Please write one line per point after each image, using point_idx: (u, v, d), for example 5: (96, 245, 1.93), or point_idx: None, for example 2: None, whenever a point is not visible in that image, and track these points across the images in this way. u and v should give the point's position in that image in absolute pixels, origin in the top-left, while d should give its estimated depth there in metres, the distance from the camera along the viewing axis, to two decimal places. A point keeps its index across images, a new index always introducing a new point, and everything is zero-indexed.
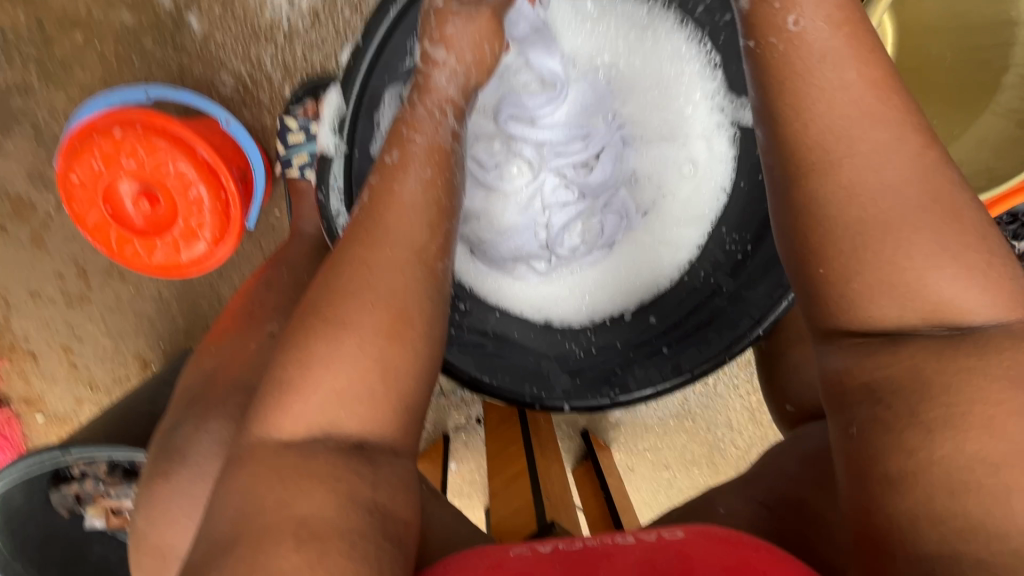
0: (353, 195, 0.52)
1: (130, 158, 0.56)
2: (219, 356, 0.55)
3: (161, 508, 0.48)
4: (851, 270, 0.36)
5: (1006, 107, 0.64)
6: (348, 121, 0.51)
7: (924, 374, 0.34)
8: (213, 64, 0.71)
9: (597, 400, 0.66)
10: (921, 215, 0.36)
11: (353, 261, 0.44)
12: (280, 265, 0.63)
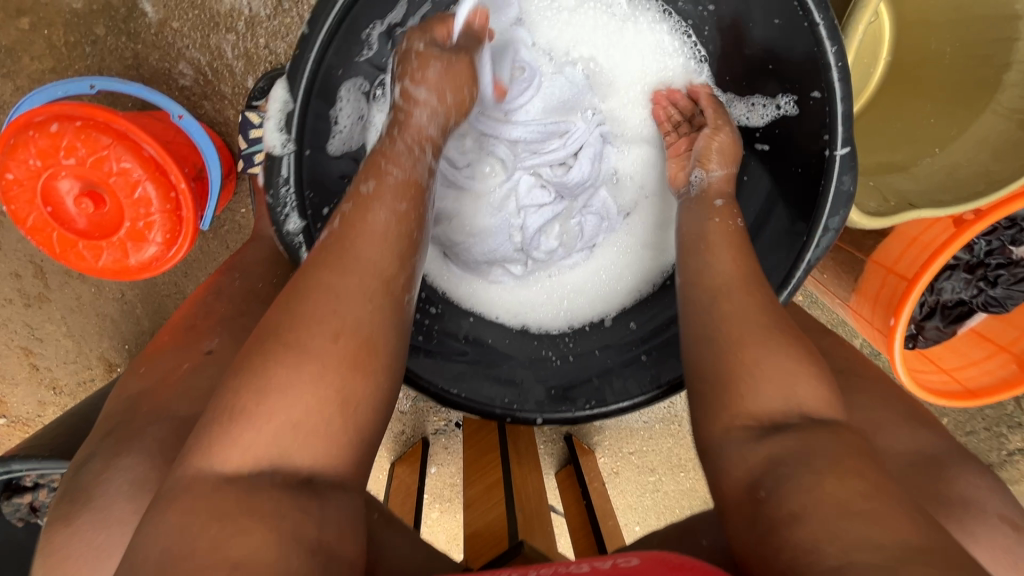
0: (306, 196, 0.48)
1: (69, 155, 0.52)
2: (151, 375, 0.52)
3: (73, 543, 0.44)
4: (737, 358, 0.45)
5: (1008, 107, 0.60)
6: (297, 116, 0.45)
7: (806, 440, 0.41)
8: (171, 53, 0.67)
9: (571, 412, 0.63)
10: (782, 330, 0.46)
11: (320, 287, 0.42)
12: (233, 272, 0.60)
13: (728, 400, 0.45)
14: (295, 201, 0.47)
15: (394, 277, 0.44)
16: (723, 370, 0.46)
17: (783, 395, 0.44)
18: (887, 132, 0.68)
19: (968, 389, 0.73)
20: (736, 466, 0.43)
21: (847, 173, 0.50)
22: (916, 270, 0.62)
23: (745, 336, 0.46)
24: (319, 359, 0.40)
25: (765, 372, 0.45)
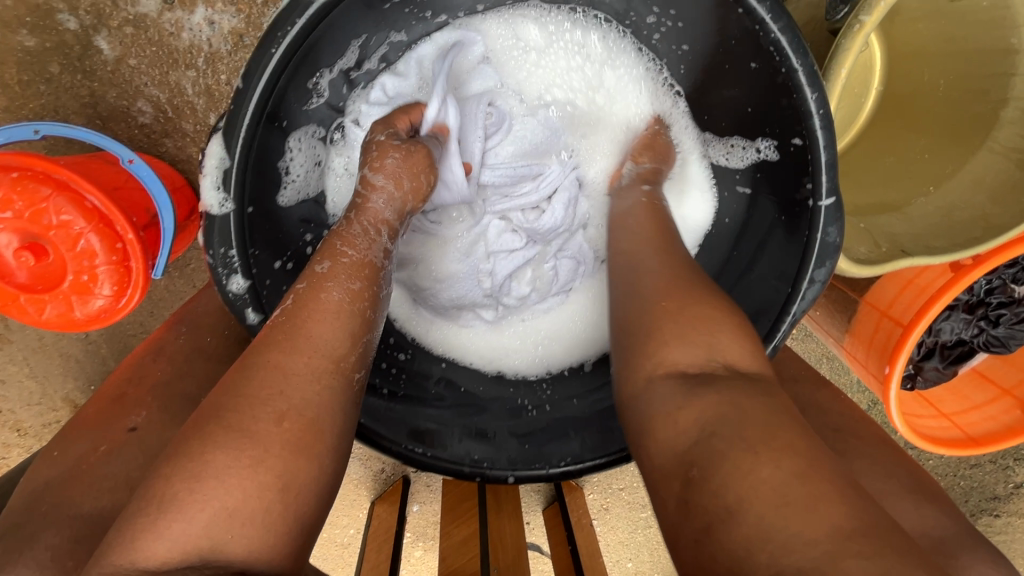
0: (249, 256, 0.44)
1: (4, 208, 0.49)
2: (69, 457, 0.49)
3: None
4: (665, 340, 0.41)
5: (1006, 145, 0.56)
6: (237, 174, 0.41)
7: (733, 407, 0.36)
8: (128, 90, 0.64)
9: (546, 469, 0.57)
10: (703, 302, 0.43)
11: (265, 363, 0.39)
12: (181, 324, 0.57)
13: (650, 350, 0.41)
14: (237, 260, 0.44)
15: (345, 358, 0.41)
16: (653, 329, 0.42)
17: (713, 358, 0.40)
18: (879, 167, 0.65)
19: (971, 435, 0.69)
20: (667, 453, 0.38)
21: (833, 224, 0.46)
22: (913, 317, 0.58)
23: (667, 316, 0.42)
24: (263, 438, 0.36)
25: (688, 333, 0.41)
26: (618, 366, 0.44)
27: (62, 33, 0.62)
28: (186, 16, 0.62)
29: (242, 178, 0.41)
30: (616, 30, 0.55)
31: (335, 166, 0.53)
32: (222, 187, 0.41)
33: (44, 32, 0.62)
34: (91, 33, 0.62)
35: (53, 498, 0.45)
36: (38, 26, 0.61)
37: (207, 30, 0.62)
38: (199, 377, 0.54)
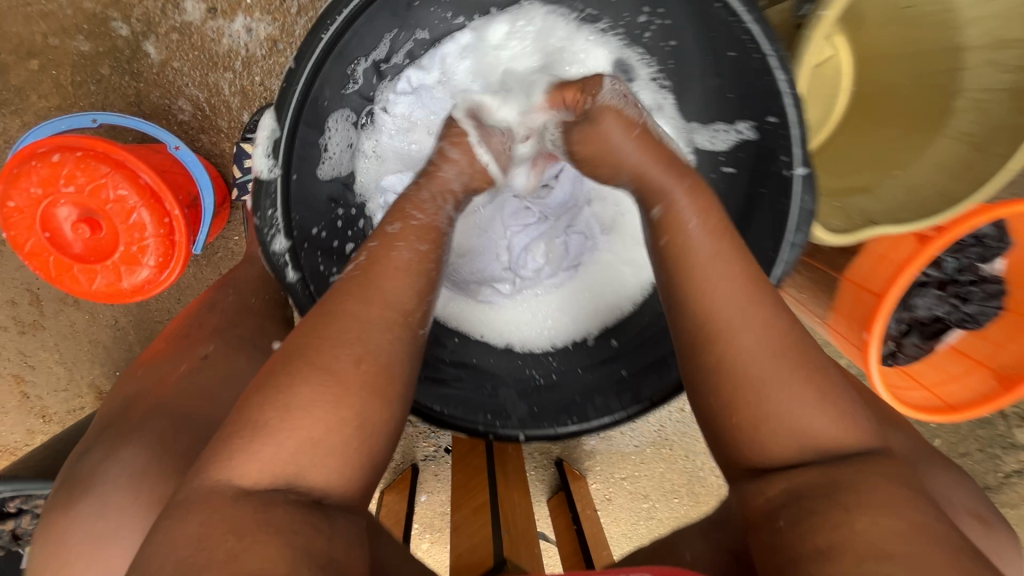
0: (292, 217, 0.50)
1: (68, 183, 0.55)
2: (141, 380, 0.53)
3: (60, 537, 0.45)
4: (757, 385, 0.44)
5: (961, 130, 0.63)
6: (284, 143, 0.47)
7: (830, 478, 0.42)
8: (171, 90, 0.71)
9: (554, 429, 0.63)
10: (786, 347, 0.45)
11: (340, 313, 0.44)
12: (226, 287, 0.61)
13: (746, 414, 0.44)
14: (281, 220, 0.50)
15: (411, 314, 0.46)
16: (734, 378, 0.45)
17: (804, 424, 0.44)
18: (851, 159, 0.72)
19: (950, 404, 0.74)
20: (756, 500, 0.45)
21: (808, 192, 0.52)
22: (884, 285, 0.64)
23: (734, 335, 0.45)
24: (342, 378, 0.41)
25: (784, 388, 0.44)
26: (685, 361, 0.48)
27: (115, 39, 0.69)
28: (226, 24, 0.69)
29: (289, 145, 0.48)
30: (609, 28, 0.61)
31: (366, 148, 0.61)
32: (272, 154, 0.47)
33: (99, 38, 0.69)
34: (141, 39, 0.69)
35: (121, 416, 0.51)
36: (94, 33, 0.68)
37: (245, 36, 0.69)
38: (254, 328, 0.58)
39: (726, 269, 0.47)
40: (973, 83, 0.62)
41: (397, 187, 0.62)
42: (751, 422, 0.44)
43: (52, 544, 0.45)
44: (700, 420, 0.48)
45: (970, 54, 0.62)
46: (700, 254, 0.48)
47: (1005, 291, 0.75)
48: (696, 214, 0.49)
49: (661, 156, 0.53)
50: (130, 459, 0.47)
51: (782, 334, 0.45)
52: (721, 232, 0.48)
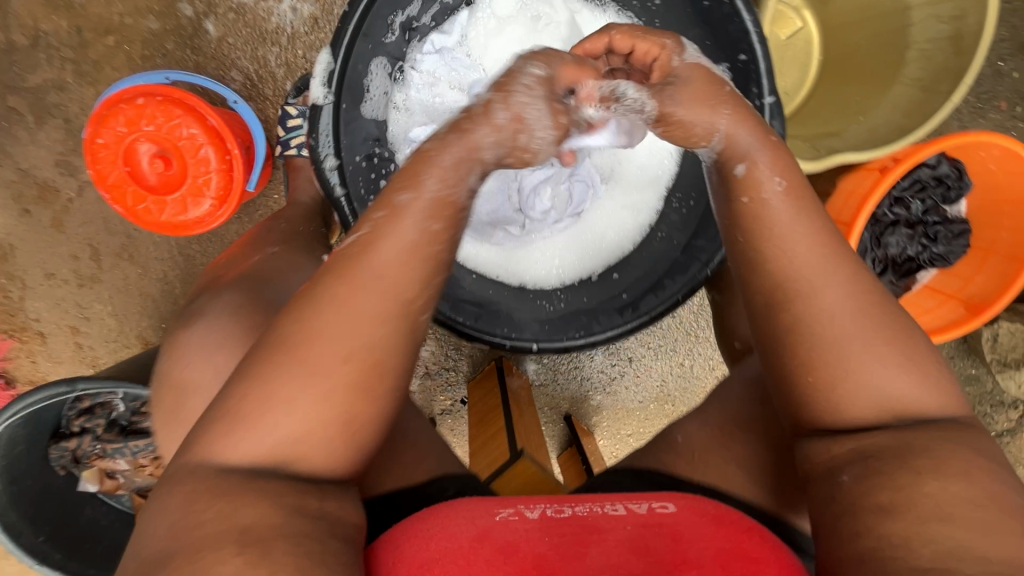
0: (340, 139, 0.62)
1: (149, 123, 0.65)
2: (221, 266, 0.65)
3: (182, 346, 0.56)
4: (839, 353, 0.46)
5: (912, 77, 0.72)
6: (337, 74, 0.60)
7: (903, 442, 0.44)
8: (226, 63, 0.82)
9: (564, 340, 0.74)
10: (874, 322, 0.46)
11: (334, 300, 0.44)
12: (278, 219, 0.72)
13: (829, 378, 0.46)
14: (331, 143, 0.62)
15: (413, 301, 0.45)
16: (817, 342, 0.47)
17: (883, 388, 0.46)
18: (822, 114, 0.81)
19: (926, 331, 0.81)
20: (820, 455, 0.47)
21: (778, 117, 0.61)
22: (853, 213, 0.72)
23: (825, 308, 0.47)
24: (332, 367, 0.43)
25: (873, 356, 0.46)
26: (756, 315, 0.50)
27: (180, 19, 0.80)
28: (276, 5, 0.80)
29: (340, 76, 0.60)
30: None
31: (397, 100, 0.70)
32: (327, 85, 0.60)
33: (167, 19, 0.80)
34: (202, 19, 0.80)
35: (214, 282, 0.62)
36: (163, 14, 0.80)
37: (291, 16, 0.81)
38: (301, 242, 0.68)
39: (804, 231, 0.48)
40: (920, 36, 0.73)
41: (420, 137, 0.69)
42: (832, 386, 0.46)
43: (174, 355, 0.56)
44: (775, 378, 0.50)
45: (915, 12, 0.73)
46: (775, 218, 0.48)
47: (967, 230, 0.82)
48: (774, 175, 0.49)
49: (751, 120, 0.52)
50: (230, 300, 0.58)
51: (863, 306, 0.47)
52: (801, 198, 0.49)
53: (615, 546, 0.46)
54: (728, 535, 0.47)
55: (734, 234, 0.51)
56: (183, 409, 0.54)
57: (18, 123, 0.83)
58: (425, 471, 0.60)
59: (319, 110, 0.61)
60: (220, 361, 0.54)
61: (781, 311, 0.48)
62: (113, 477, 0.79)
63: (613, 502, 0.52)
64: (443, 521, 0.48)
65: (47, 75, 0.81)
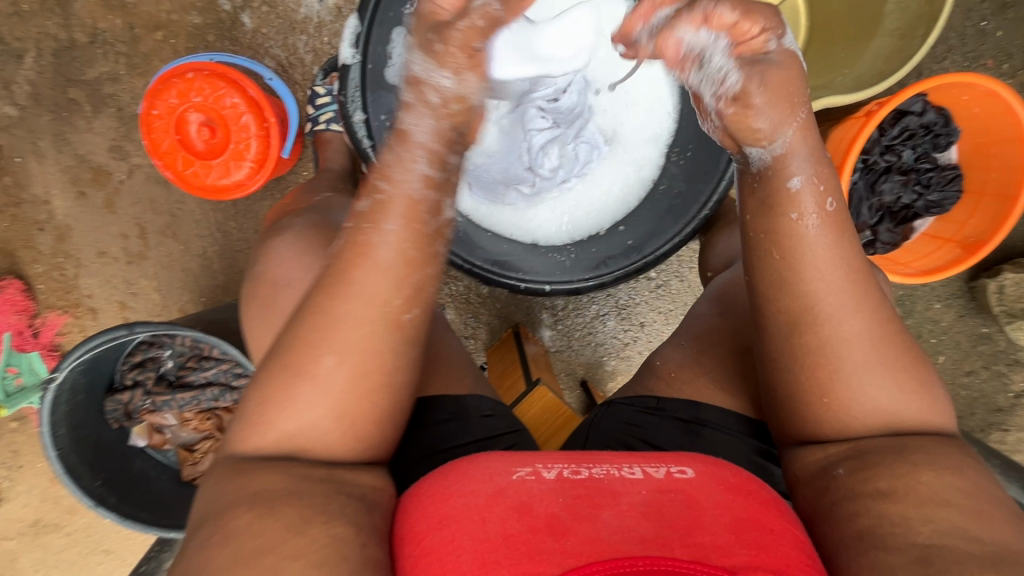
0: (365, 95, 0.69)
1: (198, 94, 0.73)
2: (291, 202, 0.74)
3: (268, 249, 0.65)
4: (849, 366, 0.50)
5: (891, 28, 0.78)
6: (362, 36, 0.68)
7: (898, 446, 0.49)
8: (261, 52, 0.91)
9: (576, 283, 0.83)
10: (884, 346, 0.50)
11: (322, 310, 0.51)
12: (319, 180, 0.81)
13: (836, 389, 0.51)
14: (358, 97, 0.69)
15: (393, 303, 0.52)
16: (832, 357, 0.50)
17: (887, 404, 0.50)
18: (812, 72, 0.85)
19: (923, 272, 0.84)
20: (812, 455, 0.52)
21: None
22: (841, 158, 0.78)
23: (843, 333, 0.50)
24: (328, 373, 0.51)
25: (882, 374, 0.50)
26: (770, 318, 0.53)
27: (220, 14, 0.89)
28: None
29: (367, 37, 0.68)
30: None
31: None
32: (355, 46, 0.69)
33: (208, 14, 0.89)
34: (240, 13, 0.89)
35: (288, 209, 0.73)
36: (205, 10, 0.89)
37: (318, 6, 0.89)
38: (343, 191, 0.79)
39: (832, 258, 0.50)
40: None
41: None
42: (845, 401, 0.51)
43: (268, 258, 0.64)
44: (780, 388, 0.54)
45: None
46: (814, 243, 0.51)
47: (960, 176, 0.87)
48: (813, 201, 0.51)
49: (815, 151, 0.53)
50: (309, 220, 0.67)
51: (873, 329, 0.50)
52: (839, 227, 0.51)
53: (629, 510, 0.46)
54: (744, 504, 0.48)
55: (769, 250, 0.52)
56: (272, 303, 0.60)
57: (76, 113, 0.92)
58: (465, 386, 0.67)
59: (347, 70, 0.70)
60: (311, 262, 0.61)
61: (807, 332, 0.51)
62: (161, 432, 0.87)
63: (631, 465, 0.51)
64: (459, 480, 0.49)
65: (102, 69, 0.90)
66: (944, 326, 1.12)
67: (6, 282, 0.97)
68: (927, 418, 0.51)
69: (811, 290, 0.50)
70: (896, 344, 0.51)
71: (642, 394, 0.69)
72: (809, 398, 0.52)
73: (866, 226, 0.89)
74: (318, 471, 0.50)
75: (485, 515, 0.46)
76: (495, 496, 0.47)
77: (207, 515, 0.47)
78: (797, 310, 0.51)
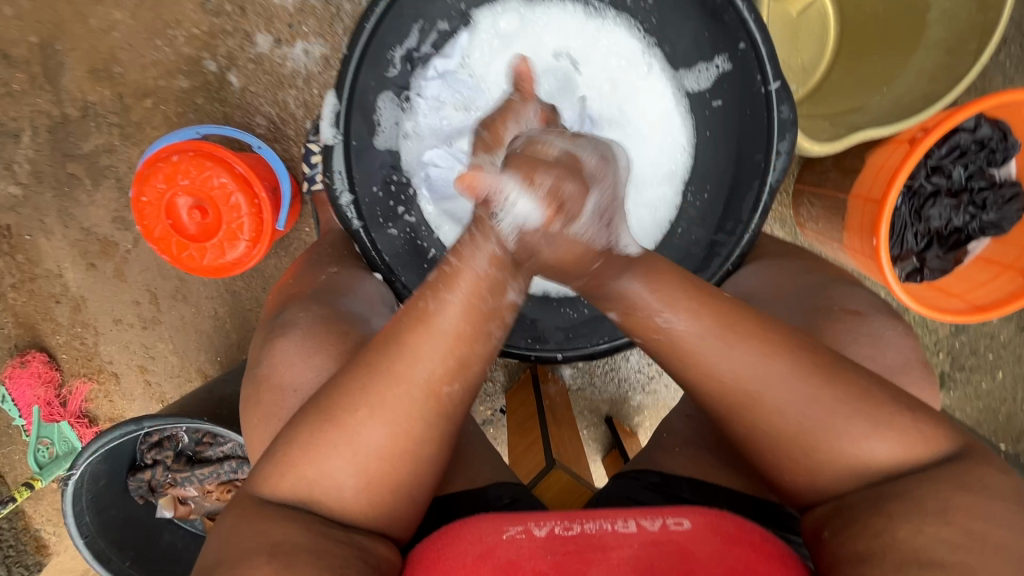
0: (352, 174, 0.68)
1: (185, 177, 0.71)
2: (291, 284, 0.74)
3: (279, 353, 0.64)
4: (789, 440, 0.50)
5: (936, 40, 0.70)
6: (342, 114, 0.66)
7: (883, 493, 0.46)
8: (250, 110, 0.87)
9: (588, 348, 0.75)
10: (830, 407, 0.48)
11: (358, 370, 0.49)
12: (318, 248, 0.80)
13: (790, 463, 0.50)
14: (344, 178, 0.68)
15: (437, 379, 0.49)
16: (777, 438, 0.50)
17: (853, 452, 0.48)
18: (845, 89, 0.77)
19: (978, 307, 0.75)
20: (812, 511, 0.50)
21: (784, 104, 0.63)
22: (883, 190, 0.69)
23: (768, 414, 0.50)
24: (360, 434, 0.48)
25: (874, 419, 0.48)
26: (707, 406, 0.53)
27: (207, 75, 0.87)
28: (290, 50, 0.85)
29: (348, 117, 0.66)
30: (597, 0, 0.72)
31: (407, 128, 0.73)
32: (336, 125, 0.66)
33: (195, 77, 0.87)
34: (226, 72, 0.86)
35: (292, 292, 0.72)
36: (191, 73, 0.87)
37: (304, 58, 0.85)
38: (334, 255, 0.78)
39: (724, 344, 0.50)
40: None
41: (436, 161, 0.74)
42: (813, 466, 0.49)
43: (273, 361, 0.64)
44: (756, 458, 0.53)
45: None
46: (690, 343, 0.51)
47: (1020, 193, 0.76)
48: (663, 299, 0.51)
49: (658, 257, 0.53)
50: (305, 319, 0.66)
51: (806, 386, 0.49)
52: (710, 312, 0.51)
53: (619, 566, 0.44)
54: (741, 555, 0.45)
55: (666, 355, 0.52)
56: (279, 410, 0.61)
57: (77, 187, 0.92)
58: (485, 478, 0.63)
59: (331, 150, 0.67)
60: (322, 365, 0.61)
61: (737, 420, 0.51)
62: (185, 503, 0.87)
63: (625, 516, 0.48)
64: (449, 541, 0.48)
65: (98, 141, 0.90)
66: (1003, 341, 1.01)
67: (30, 355, 0.98)
68: (911, 445, 0.47)
69: (715, 384, 0.51)
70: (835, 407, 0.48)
71: (647, 468, 0.64)
72: (775, 460, 0.51)
73: (910, 253, 0.81)
74: (335, 531, 0.47)
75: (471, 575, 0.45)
76: (480, 560, 0.46)
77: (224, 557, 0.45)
78: (728, 395, 0.51)
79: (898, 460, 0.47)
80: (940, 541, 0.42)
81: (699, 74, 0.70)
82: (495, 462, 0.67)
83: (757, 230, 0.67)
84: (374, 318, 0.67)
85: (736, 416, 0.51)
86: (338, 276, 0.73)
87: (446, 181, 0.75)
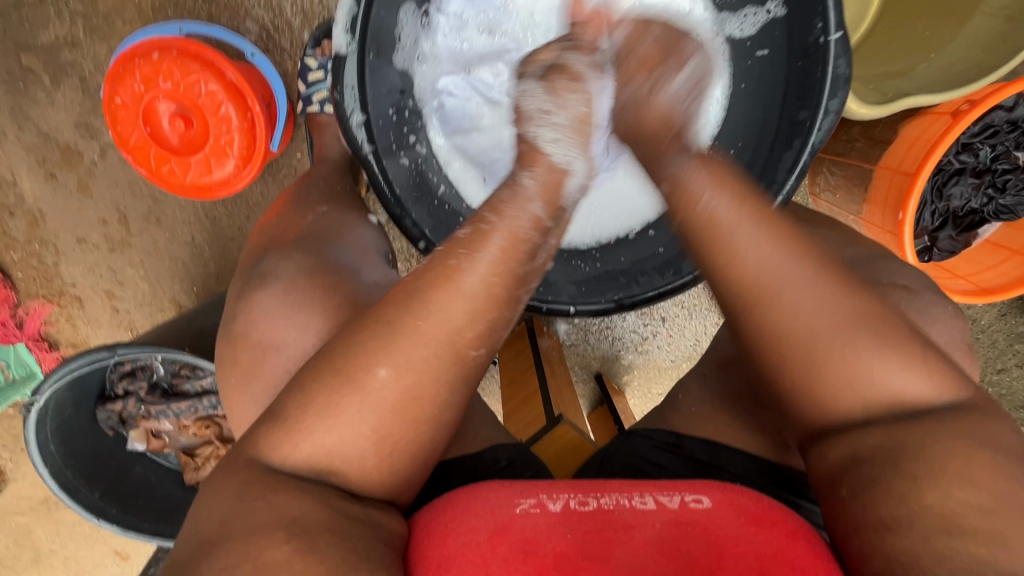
0: (366, 95, 0.61)
1: (167, 80, 0.63)
2: (282, 223, 0.67)
3: (264, 303, 0.58)
4: (809, 378, 0.46)
5: (995, 6, 0.67)
6: (359, 20, 0.59)
7: (895, 439, 0.43)
8: (239, 13, 0.77)
9: (600, 304, 0.72)
10: (858, 326, 0.45)
11: (381, 321, 0.45)
12: (314, 178, 0.73)
13: (803, 382, 0.46)
14: (357, 97, 0.61)
15: (462, 330, 0.45)
16: (786, 345, 0.47)
17: (864, 372, 0.45)
18: (888, 53, 0.74)
19: (983, 289, 0.75)
20: (819, 462, 0.47)
21: (842, 58, 0.58)
22: (917, 163, 0.67)
23: (800, 329, 0.46)
24: (378, 387, 0.44)
25: (924, 395, 0.44)
26: (726, 313, 0.50)
27: None
28: None
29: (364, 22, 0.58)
30: None
31: (424, 49, 0.66)
32: (350, 32, 0.59)
33: None
34: None
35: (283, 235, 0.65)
36: None
37: None
38: (325, 188, 0.72)
39: (753, 230, 0.48)
40: None
41: (451, 90, 0.68)
42: (807, 373, 0.46)
43: (264, 305, 0.57)
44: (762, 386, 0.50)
45: None
46: (727, 224, 0.49)
47: None
48: (711, 188, 0.50)
49: (736, 196, 0.50)
50: (302, 262, 0.60)
51: (823, 297, 0.46)
52: (753, 213, 0.49)
53: (643, 547, 0.42)
54: (768, 538, 0.43)
55: (698, 251, 0.50)
56: (264, 365, 0.55)
57: (34, 84, 0.81)
58: (485, 440, 0.61)
59: (342, 60, 0.60)
60: (312, 318, 0.55)
61: (750, 314, 0.48)
62: (159, 436, 0.82)
63: (641, 492, 0.47)
64: (457, 513, 0.45)
65: (58, 32, 0.79)
66: (983, 325, 1.03)
67: None
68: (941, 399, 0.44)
69: (745, 265, 0.48)
70: (873, 324, 0.45)
71: (661, 427, 0.64)
72: (788, 391, 0.48)
73: (924, 231, 0.80)
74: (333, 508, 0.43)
75: (487, 557, 0.41)
76: (495, 536, 0.43)
77: (223, 529, 0.40)
78: (747, 287, 0.48)
79: (923, 400, 0.44)
80: (967, 508, 0.38)
81: (743, 21, 0.65)
82: (495, 421, 0.65)
83: (790, 193, 0.62)
84: (365, 269, 0.62)
85: (759, 329, 0.48)
86: (337, 222, 0.67)
87: (461, 114, 0.69)
